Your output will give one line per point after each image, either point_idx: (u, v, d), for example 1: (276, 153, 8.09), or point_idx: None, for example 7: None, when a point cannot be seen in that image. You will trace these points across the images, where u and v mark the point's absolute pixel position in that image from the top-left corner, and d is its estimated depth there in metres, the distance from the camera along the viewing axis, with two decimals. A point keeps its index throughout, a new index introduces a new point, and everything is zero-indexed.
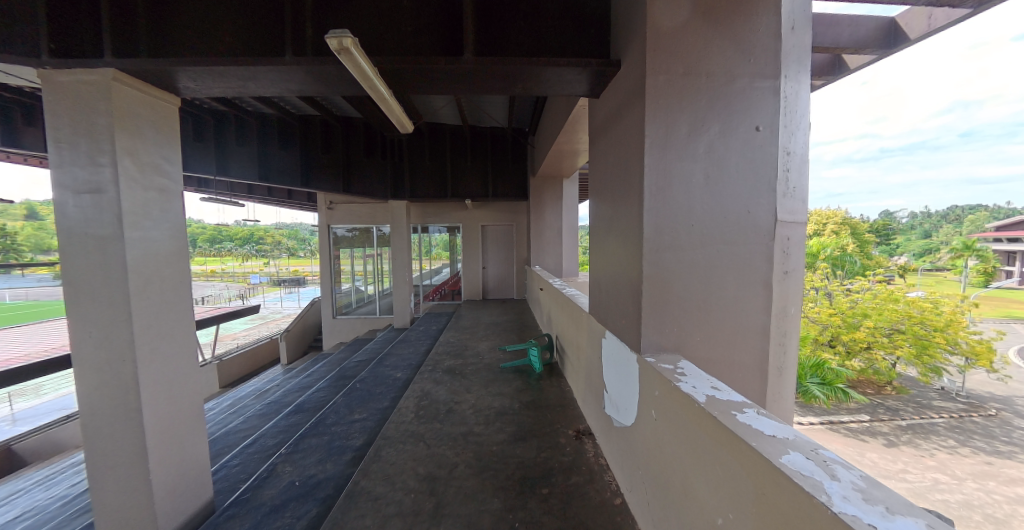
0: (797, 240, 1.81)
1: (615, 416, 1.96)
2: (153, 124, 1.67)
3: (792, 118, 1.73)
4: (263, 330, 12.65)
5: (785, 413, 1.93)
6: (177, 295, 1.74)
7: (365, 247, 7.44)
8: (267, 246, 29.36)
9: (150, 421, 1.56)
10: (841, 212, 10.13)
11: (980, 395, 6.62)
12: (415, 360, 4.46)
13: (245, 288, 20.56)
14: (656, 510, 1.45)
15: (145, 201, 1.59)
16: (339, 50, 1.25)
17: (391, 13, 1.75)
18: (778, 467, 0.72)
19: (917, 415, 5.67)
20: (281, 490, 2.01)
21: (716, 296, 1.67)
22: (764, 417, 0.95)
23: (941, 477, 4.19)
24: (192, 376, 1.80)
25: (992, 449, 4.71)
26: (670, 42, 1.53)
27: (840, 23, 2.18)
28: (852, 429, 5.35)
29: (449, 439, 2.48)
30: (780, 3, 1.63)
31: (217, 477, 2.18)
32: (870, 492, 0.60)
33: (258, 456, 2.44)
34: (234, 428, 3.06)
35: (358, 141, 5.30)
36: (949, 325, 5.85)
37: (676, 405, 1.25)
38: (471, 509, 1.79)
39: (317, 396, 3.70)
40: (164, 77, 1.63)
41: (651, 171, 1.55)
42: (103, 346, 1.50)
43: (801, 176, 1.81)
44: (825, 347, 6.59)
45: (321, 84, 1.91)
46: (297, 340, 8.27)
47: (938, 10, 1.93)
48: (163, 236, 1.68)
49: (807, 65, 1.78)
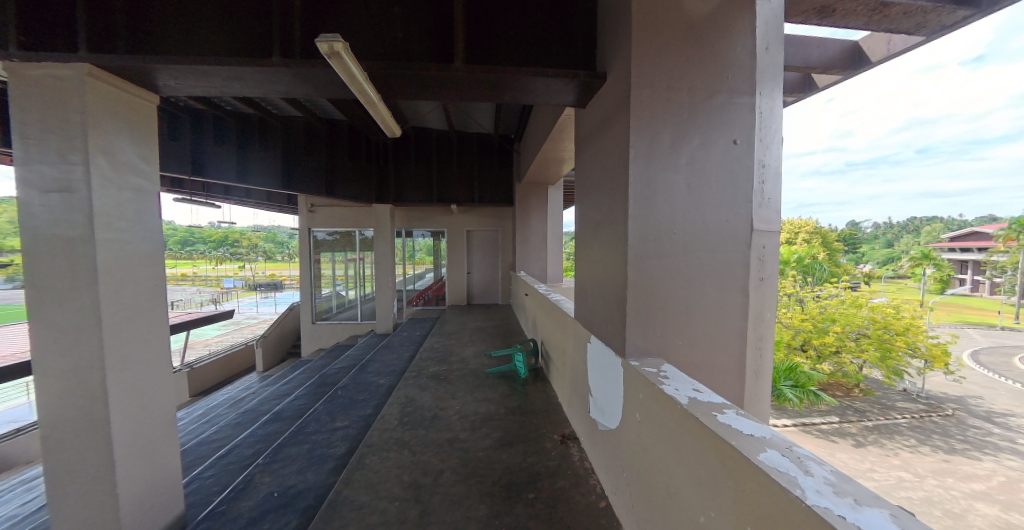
0: (772, 250, 1.88)
1: (600, 420, 1.99)
2: (129, 122, 1.62)
3: (766, 133, 1.82)
4: (237, 336, 12.34)
5: (762, 414, 1.99)
6: (150, 299, 1.69)
7: (346, 250, 7.42)
8: (243, 250, 28.27)
9: (118, 432, 1.49)
10: (812, 222, 10.63)
11: (938, 396, 7.01)
12: (399, 367, 4.40)
13: (218, 293, 19.83)
14: (640, 512, 1.47)
15: (119, 201, 1.55)
16: (329, 54, 1.26)
17: (383, 20, 1.78)
18: (756, 465, 0.75)
19: (882, 415, 5.95)
20: (259, 502, 1.95)
21: (698, 302, 1.72)
22: (743, 417, 0.99)
23: (905, 474, 4.38)
24: (165, 383, 1.75)
25: (950, 447, 4.99)
26: (653, 55, 1.60)
27: (810, 44, 2.30)
28: (823, 431, 5.56)
29: (434, 446, 2.46)
30: (755, 24, 1.72)
31: (188, 491, 2.09)
32: (841, 485, 0.64)
33: (234, 467, 2.35)
34: (206, 439, 2.95)
35: (342, 144, 5.23)
36: (909, 329, 6.18)
37: (659, 407, 1.29)
38: (456, 516, 1.78)
39: (296, 403, 3.60)
40: (142, 75, 1.60)
41: (636, 180, 1.61)
42: (71, 352, 1.44)
43: (776, 188, 1.89)
44: (797, 351, 6.86)
45: (308, 86, 1.90)
46: (274, 347, 8.03)
47: (895, 36, 2.07)
48: (139, 238, 1.64)
49: (780, 82, 1.86)
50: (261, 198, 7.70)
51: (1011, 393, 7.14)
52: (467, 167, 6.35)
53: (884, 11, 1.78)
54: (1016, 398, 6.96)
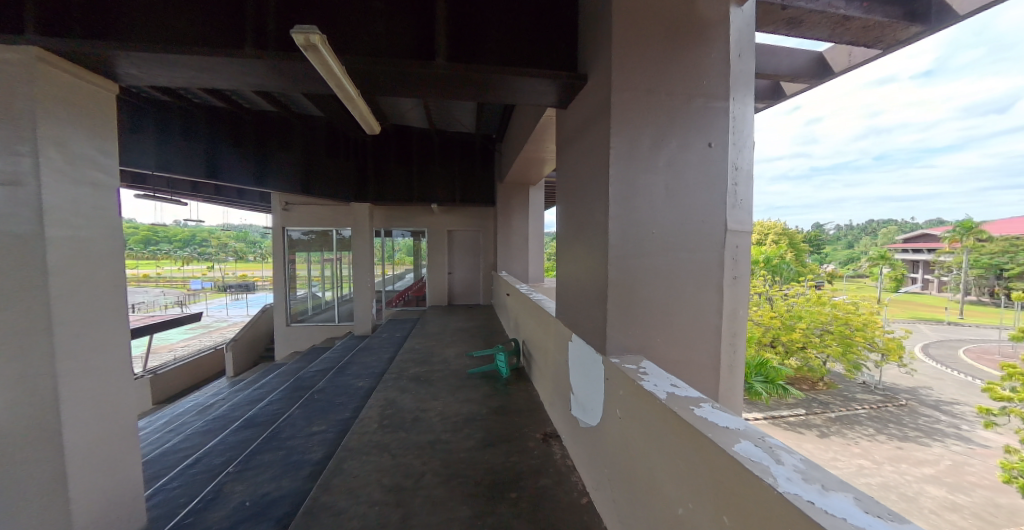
0: (744, 249, 1.96)
1: (582, 417, 2.02)
2: (84, 111, 1.52)
3: (739, 137, 1.89)
4: (205, 339, 11.77)
5: (735, 408, 2.07)
6: (108, 301, 1.59)
7: (323, 250, 7.18)
8: (212, 249, 26.92)
9: (72, 445, 1.38)
10: (780, 224, 11.17)
11: (893, 387, 7.51)
12: (379, 369, 4.32)
13: (185, 295, 18.87)
14: (622, 506, 1.49)
15: (74, 196, 1.44)
16: (306, 47, 1.21)
17: (363, 13, 1.73)
18: (731, 456, 0.78)
19: (843, 407, 6.32)
20: (230, 512, 1.87)
21: (676, 300, 1.78)
22: (719, 411, 1.03)
23: (865, 462, 4.65)
24: (123, 391, 1.64)
25: (904, 435, 5.35)
26: (634, 59, 1.63)
27: (779, 53, 2.40)
28: (790, 422, 5.84)
29: (415, 448, 2.42)
30: (729, 31, 1.78)
31: (151, 504, 1.98)
32: (810, 472, 0.67)
33: (203, 476, 2.25)
34: (172, 449, 2.79)
35: (319, 140, 5.09)
36: (868, 325, 6.60)
37: (639, 403, 1.31)
38: (439, 518, 1.76)
39: (270, 408, 3.47)
40: (99, 61, 1.50)
41: (617, 181, 1.64)
42: (18, 359, 1.33)
43: (748, 190, 1.96)
44: (767, 347, 7.12)
45: (285, 80, 1.83)
46: (246, 350, 7.71)
47: (856, 48, 2.20)
48: (95, 235, 1.54)
49: (752, 89, 1.94)
50: (231, 196, 7.34)
51: (956, 383, 7.73)
52: (449, 167, 6.33)
53: (847, 23, 1.88)
54: (960, 388, 7.54)
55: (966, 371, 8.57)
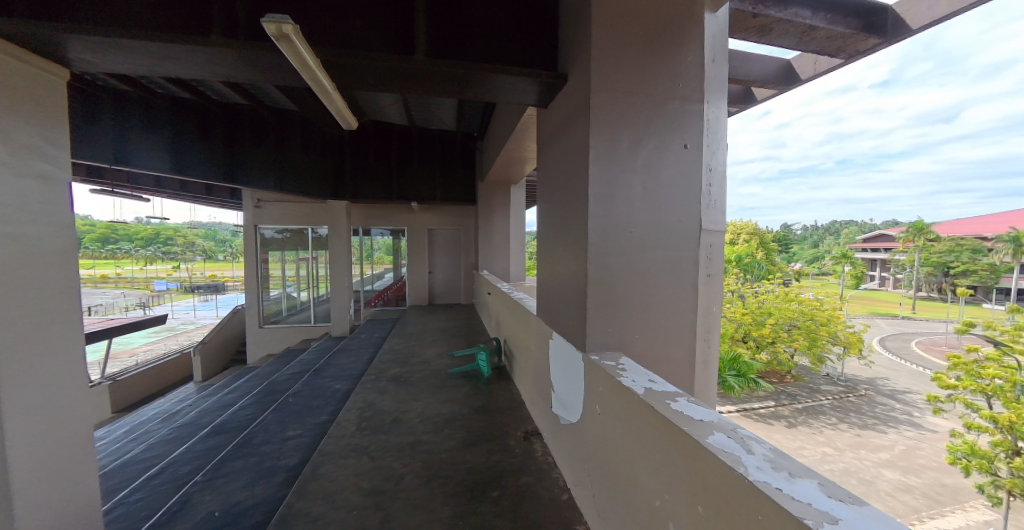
0: (718, 248, 2.03)
1: (563, 414, 2.04)
2: (30, 98, 1.41)
3: (714, 140, 1.95)
4: (170, 343, 11.16)
5: (709, 401, 2.14)
6: (59, 303, 1.48)
7: (298, 249, 6.92)
8: (178, 248, 25.53)
9: (18, 458, 1.28)
10: (751, 224, 11.66)
11: (854, 378, 8.00)
12: (358, 370, 4.22)
13: (147, 297, 17.81)
14: (601, 501, 1.52)
15: (18, 189, 1.34)
16: (278, 37, 1.16)
17: (339, 4, 1.68)
18: (705, 447, 0.80)
19: (809, 398, 6.68)
20: (198, 523, 1.78)
21: (654, 297, 1.82)
22: (693, 404, 1.06)
23: (829, 450, 4.93)
24: (76, 399, 1.53)
25: (863, 423, 5.70)
26: (614, 60, 1.65)
27: (750, 59, 2.49)
28: (761, 414, 6.11)
29: (395, 450, 2.39)
30: (704, 36, 1.83)
31: (109, 519, 1.86)
32: (778, 461, 0.71)
33: (167, 488, 2.13)
34: (133, 460, 2.63)
35: (294, 135, 4.91)
36: (832, 320, 7.04)
37: (618, 398, 1.34)
38: (419, 519, 1.74)
39: (242, 414, 3.32)
40: (48, 44, 1.39)
41: (597, 180, 1.66)
42: None
43: (722, 191, 2.03)
44: (739, 342, 7.40)
45: (256, 70, 1.75)
46: (215, 354, 7.37)
47: (821, 57, 2.30)
48: (44, 232, 1.43)
49: (725, 93, 2.00)
50: (199, 192, 6.99)
51: (909, 374, 8.30)
52: (430, 165, 6.25)
53: (812, 33, 1.97)
54: (913, 378, 8.10)
55: (917, 362, 9.21)
